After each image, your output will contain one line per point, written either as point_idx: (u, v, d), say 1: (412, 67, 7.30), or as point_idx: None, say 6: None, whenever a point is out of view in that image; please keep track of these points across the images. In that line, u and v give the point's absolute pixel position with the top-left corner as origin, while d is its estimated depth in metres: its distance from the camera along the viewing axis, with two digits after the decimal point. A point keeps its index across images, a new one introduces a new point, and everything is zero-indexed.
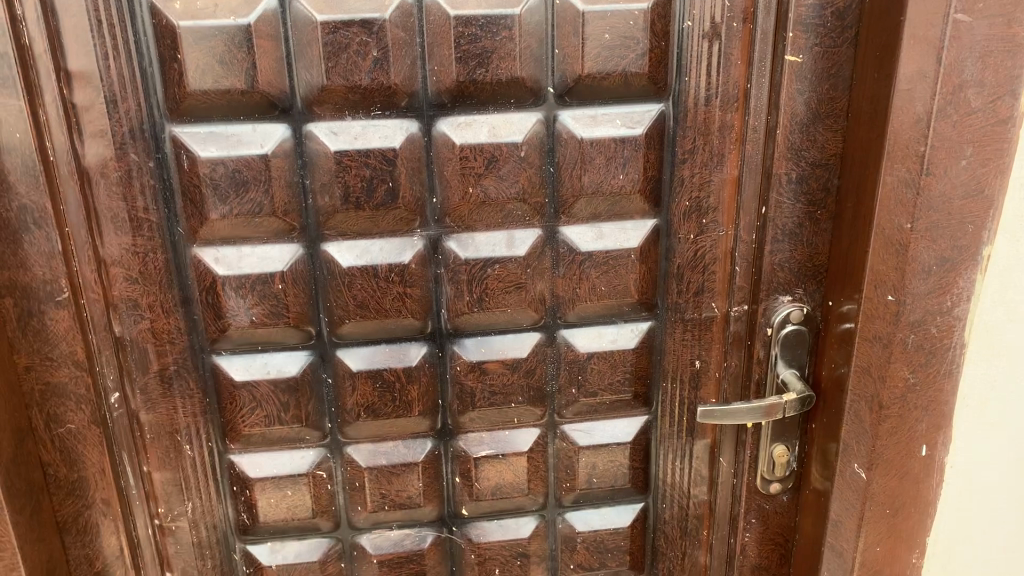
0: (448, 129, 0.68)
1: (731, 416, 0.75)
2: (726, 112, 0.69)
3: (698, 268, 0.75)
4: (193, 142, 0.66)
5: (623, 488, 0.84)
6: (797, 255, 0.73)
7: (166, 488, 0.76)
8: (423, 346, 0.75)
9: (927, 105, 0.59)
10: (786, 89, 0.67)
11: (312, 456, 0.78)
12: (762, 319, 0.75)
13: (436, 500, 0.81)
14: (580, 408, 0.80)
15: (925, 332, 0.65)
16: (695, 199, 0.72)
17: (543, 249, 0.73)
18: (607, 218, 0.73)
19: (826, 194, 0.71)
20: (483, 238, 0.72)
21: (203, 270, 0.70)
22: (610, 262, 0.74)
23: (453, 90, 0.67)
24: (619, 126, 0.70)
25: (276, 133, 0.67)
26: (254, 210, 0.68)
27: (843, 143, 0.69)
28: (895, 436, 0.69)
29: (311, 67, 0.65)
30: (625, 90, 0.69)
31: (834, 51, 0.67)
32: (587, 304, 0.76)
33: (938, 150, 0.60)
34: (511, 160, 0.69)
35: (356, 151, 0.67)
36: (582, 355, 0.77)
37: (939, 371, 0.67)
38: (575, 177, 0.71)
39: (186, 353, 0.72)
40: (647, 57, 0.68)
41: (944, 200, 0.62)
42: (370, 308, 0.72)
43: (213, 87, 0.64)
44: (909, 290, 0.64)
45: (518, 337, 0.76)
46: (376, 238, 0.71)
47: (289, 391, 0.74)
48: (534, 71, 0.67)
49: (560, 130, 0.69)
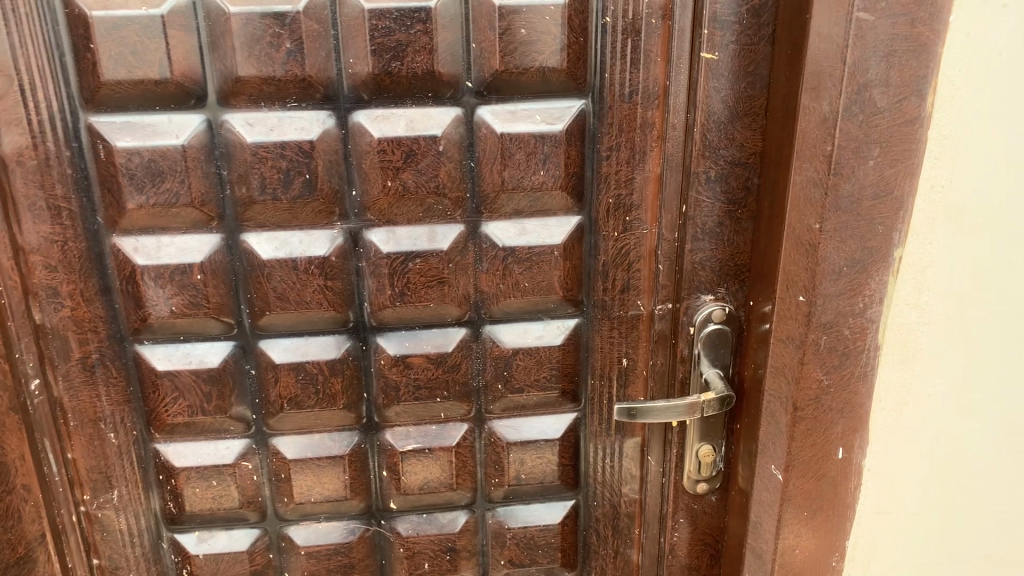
0: (365, 121, 0.68)
1: (656, 411, 0.74)
2: (647, 109, 0.69)
3: (623, 265, 0.74)
4: (109, 132, 0.67)
5: (552, 484, 0.83)
6: (719, 254, 0.73)
7: (91, 475, 0.76)
8: (346, 338, 0.75)
9: (833, 103, 0.59)
10: (703, 87, 0.67)
11: (236, 447, 0.78)
12: (685, 318, 0.75)
13: (363, 493, 0.82)
14: (507, 404, 0.79)
15: (837, 334, 0.65)
16: (618, 196, 0.72)
17: (465, 245, 0.73)
18: (530, 215, 0.73)
19: (746, 193, 0.71)
20: (404, 232, 0.72)
21: (122, 259, 0.70)
22: (533, 258, 0.74)
23: (369, 82, 0.67)
24: (538, 122, 0.70)
25: (191, 123, 0.67)
26: (170, 200, 0.68)
27: (763, 142, 0.69)
28: (810, 439, 0.68)
29: (225, 58, 0.65)
30: (544, 86, 0.69)
31: (752, 49, 0.66)
32: (511, 300, 0.75)
33: (846, 149, 0.60)
34: (430, 154, 0.69)
35: (272, 142, 0.68)
36: (507, 351, 0.77)
37: (854, 373, 0.67)
38: (495, 173, 0.70)
39: (107, 342, 0.73)
40: (565, 53, 0.68)
41: (852, 200, 0.61)
42: (290, 300, 0.72)
43: (126, 77, 0.65)
44: (821, 291, 0.63)
45: (443, 331, 0.76)
46: (296, 230, 0.71)
47: (211, 381, 0.75)
48: (451, 65, 0.67)
49: (480, 125, 0.69)
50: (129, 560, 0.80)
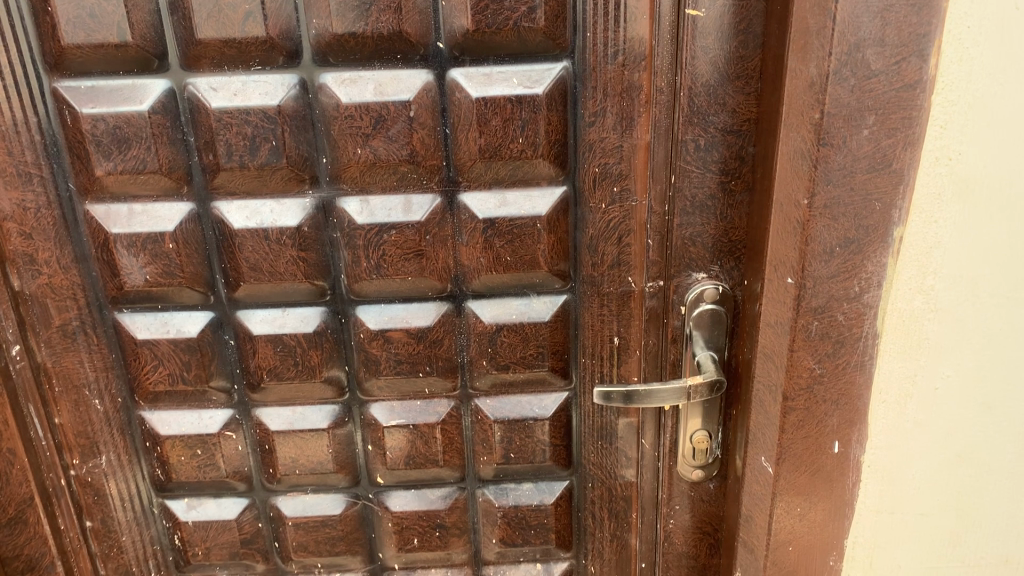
0: (332, 83, 0.65)
1: (651, 397, 0.69)
2: (633, 71, 0.63)
3: (613, 239, 0.69)
4: (74, 97, 0.65)
5: (545, 465, 0.79)
6: (711, 230, 0.68)
7: (79, 440, 0.77)
8: (324, 311, 0.73)
9: (821, 66, 0.53)
10: (688, 47, 0.62)
11: (220, 416, 0.77)
12: (676, 297, 0.70)
13: (349, 467, 0.80)
14: (493, 380, 0.76)
15: (830, 320, 0.59)
16: (603, 164, 0.67)
17: (443, 216, 0.70)
18: (511, 184, 0.69)
19: (740, 163, 0.65)
20: (378, 202, 0.69)
21: (96, 227, 0.69)
22: (514, 230, 0.69)
23: (333, 44, 0.64)
24: (515, 85, 0.65)
25: (155, 88, 0.65)
26: (138, 167, 0.67)
27: (757, 107, 0.63)
28: (801, 429, 0.63)
29: (184, 20, 0.63)
30: (521, 46, 0.64)
31: (743, 4, 0.60)
32: (493, 274, 0.71)
33: (836, 117, 0.53)
34: (400, 120, 0.66)
35: (236, 108, 0.65)
36: (490, 327, 0.73)
37: (850, 362, 0.61)
38: (471, 141, 0.67)
39: (86, 310, 0.72)
40: (542, 10, 0.63)
41: (844, 173, 0.55)
42: (264, 271, 0.71)
43: (86, 41, 0.63)
44: (810, 272, 0.58)
45: (423, 306, 0.73)
46: (266, 199, 0.69)
47: (189, 351, 0.74)
48: (420, 25, 0.64)
49: (452, 88, 0.65)
50: (121, 524, 0.81)
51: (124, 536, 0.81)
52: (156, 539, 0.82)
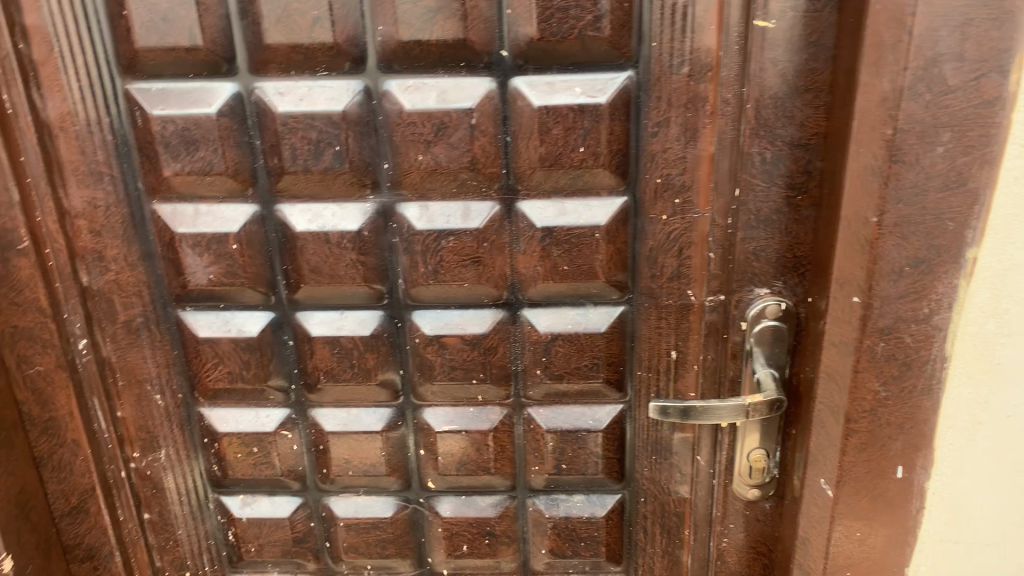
0: (396, 90, 0.65)
1: (708, 414, 0.68)
2: (699, 82, 0.62)
3: (674, 251, 0.68)
4: (145, 99, 0.67)
5: (597, 477, 0.79)
6: (775, 245, 0.66)
7: (139, 434, 0.79)
8: (381, 314, 0.74)
9: (895, 80, 0.51)
10: (756, 58, 0.61)
11: (277, 415, 0.78)
12: (737, 312, 0.69)
13: (401, 471, 0.80)
14: (547, 390, 0.75)
15: (896, 341, 0.58)
16: (666, 175, 0.66)
17: (501, 223, 0.69)
18: (570, 193, 0.68)
19: (807, 177, 0.64)
20: (437, 208, 0.69)
21: (163, 226, 0.71)
22: (573, 239, 0.69)
23: (398, 51, 0.64)
24: (578, 94, 0.65)
25: (223, 92, 0.66)
26: (205, 168, 0.68)
27: (827, 121, 0.62)
28: (863, 453, 0.61)
29: (254, 25, 0.64)
30: (586, 55, 0.64)
31: (815, 16, 0.59)
32: (550, 283, 0.71)
33: (909, 133, 0.52)
34: (462, 127, 0.66)
35: (301, 112, 0.66)
36: (546, 337, 0.73)
37: (917, 386, 0.59)
38: (531, 149, 0.66)
39: (151, 307, 0.74)
40: (607, 20, 0.62)
41: (916, 191, 0.53)
42: (324, 273, 0.71)
43: (158, 44, 0.65)
44: (877, 292, 0.56)
45: (479, 313, 0.73)
46: (329, 203, 0.69)
47: (250, 350, 0.75)
48: (484, 33, 0.63)
49: (514, 96, 0.65)
50: (178, 517, 0.82)
51: (180, 530, 0.83)
52: (211, 534, 0.83)
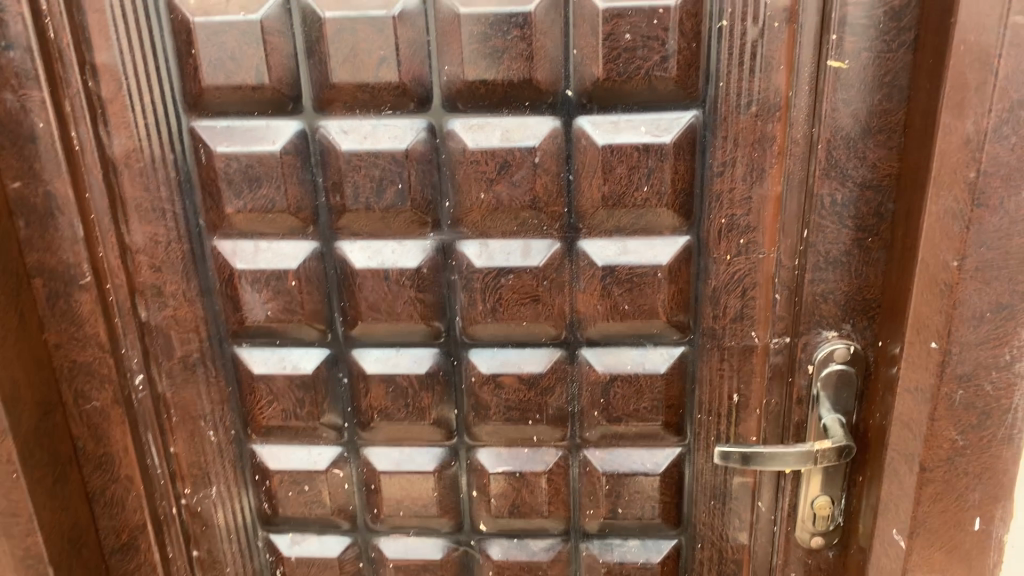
0: (460, 129, 0.65)
1: (775, 460, 0.66)
2: (766, 122, 0.62)
3: (737, 291, 0.67)
4: (209, 136, 0.67)
5: (653, 522, 0.77)
6: (844, 287, 0.65)
7: (191, 470, 0.78)
8: (437, 353, 0.73)
9: (979, 123, 0.50)
10: (829, 99, 0.60)
11: (329, 453, 0.77)
12: (803, 355, 0.67)
13: (453, 512, 0.79)
14: (604, 432, 0.74)
15: (976, 389, 0.56)
16: (730, 216, 0.65)
17: (561, 262, 0.69)
18: (632, 233, 0.67)
19: (878, 219, 0.63)
20: (498, 246, 0.68)
21: (222, 262, 0.71)
22: (634, 279, 0.68)
23: (463, 90, 0.64)
24: (643, 134, 0.64)
25: (287, 130, 0.66)
26: (266, 205, 0.68)
27: (899, 162, 0.61)
28: (939, 503, 0.59)
29: (320, 63, 0.64)
30: (651, 95, 0.63)
31: (889, 56, 0.58)
32: (610, 323, 0.70)
33: (993, 176, 0.51)
34: (525, 166, 0.66)
35: (366, 151, 0.66)
36: (604, 377, 0.72)
37: (996, 435, 0.57)
38: (595, 189, 0.66)
39: (207, 343, 0.73)
40: (675, 60, 0.62)
41: (1000, 236, 0.52)
42: (382, 311, 0.71)
43: (225, 83, 0.65)
44: (957, 337, 0.55)
45: (536, 351, 0.72)
46: (389, 240, 0.69)
47: (304, 388, 0.74)
48: (550, 73, 0.63)
49: (578, 136, 0.65)
50: (227, 555, 0.81)
51: (228, 567, 0.82)
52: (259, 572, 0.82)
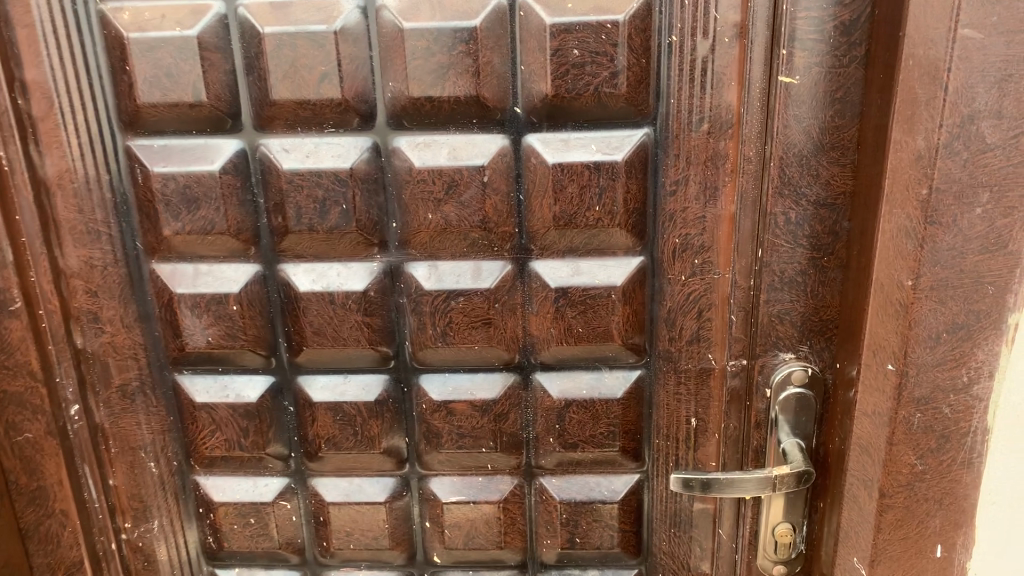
0: (406, 147, 0.63)
1: (733, 487, 0.64)
2: (718, 139, 0.60)
3: (692, 313, 0.66)
4: (146, 156, 0.65)
5: (612, 551, 0.75)
6: (800, 308, 0.63)
7: (131, 503, 0.75)
8: (386, 379, 0.70)
9: (930, 138, 0.49)
10: (781, 115, 0.58)
11: (275, 485, 0.75)
12: (760, 378, 0.65)
13: (405, 544, 0.76)
14: (560, 459, 0.72)
15: (934, 412, 0.54)
16: (684, 235, 0.64)
17: (513, 284, 0.67)
18: (585, 253, 0.65)
19: (833, 238, 0.61)
20: (447, 267, 0.66)
21: (161, 286, 0.68)
22: (588, 300, 0.66)
23: (408, 107, 0.62)
24: (594, 152, 0.62)
25: (227, 148, 0.64)
26: (206, 227, 0.66)
27: (853, 180, 0.59)
28: (900, 530, 0.57)
29: (260, 80, 0.62)
30: (601, 112, 0.62)
31: (840, 71, 0.57)
32: (564, 346, 0.68)
33: (945, 194, 0.49)
34: (473, 185, 0.64)
35: (308, 170, 0.64)
36: (559, 403, 0.69)
37: (956, 460, 0.56)
38: (545, 208, 0.64)
39: (147, 370, 0.71)
40: (624, 76, 0.60)
41: (954, 254, 0.51)
42: (328, 335, 0.68)
43: (161, 100, 0.63)
44: (914, 359, 0.53)
45: (489, 377, 0.70)
46: (334, 262, 0.67)
47: (248, 417, 0.71)
48: (498, 89, 0.62)
49: (528, 154, 0.63)
50: None
51: None
52: None
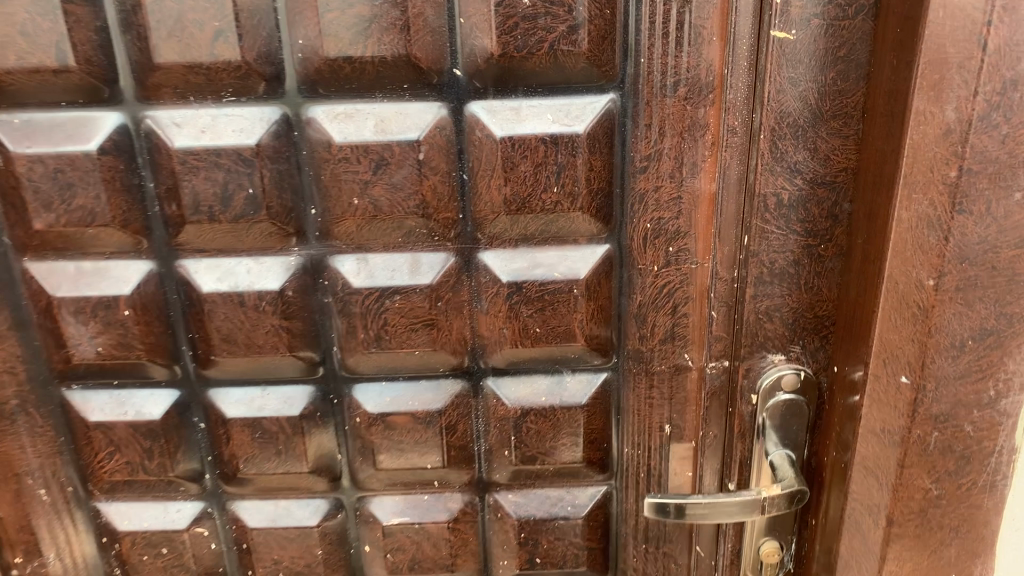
0: (323, 118, 0.53)
1: (714, 512, 0.55)
2: (697, 106, 0.51)
3: (666, 308, 0.56)
4: (5, 134, 0.53)
5: (577, 572, 0.66)
6: (791, 303, 0.54)
7: (21, 537, 0.64)
8: (312, 391, 0.60)
9: (962, 109, 0.40)
10: (772, 79, 0.48)
11: (189, 510, 0.64)
12: (745, 383, 0.56)
13: (343, 571, 0.66)
14: (517, 473, 0.63)
15: (954, 431, 0.46)
16: (657, 219, 0.54)
17: (458, 279, 0.57)
18: (543, 242, 0.56)
19: (831, 222, 0.51)
20: (379, 261, 0.56)
21: (36, 288, 0.57)
22: (546, 297, 0.57)
23: (324, 70, 0.51)
24: (549, 123, 0.52)
25: (105, 123, 0.53)
26: (84, 219, 0.55)
27: (857, 154, 0.49)
28: (910, 563, 0.49)
29: (139, 39, 0.51)
30: (558, 75, 0.52)
31: (844, 24, 0.46)
32: (518, 349, 0.58)
33: (979, 175, 0.41)
34: (406, 164, 0.53)
35: (204, 148, 0.53)
36: (514, 412, 0.60)
37: (977, 483, 0.48)
38: (494, 190, 0.54)
39: (27, 386, 0.60)
40: (584, 31, 0.50)
41: (984, 249, 0.42)
42: (239, 343, 0.58)
43: (18, 66, 0.51)
44: (934, 371, 0.45)
45: (433, 385, 0.60)
46: (242, 256, 0.56)
47: (151, 436, 0.61)
48: (432, 48, 0.51)
49: (472, 126, 0.53)
50: None
51: None
52: None
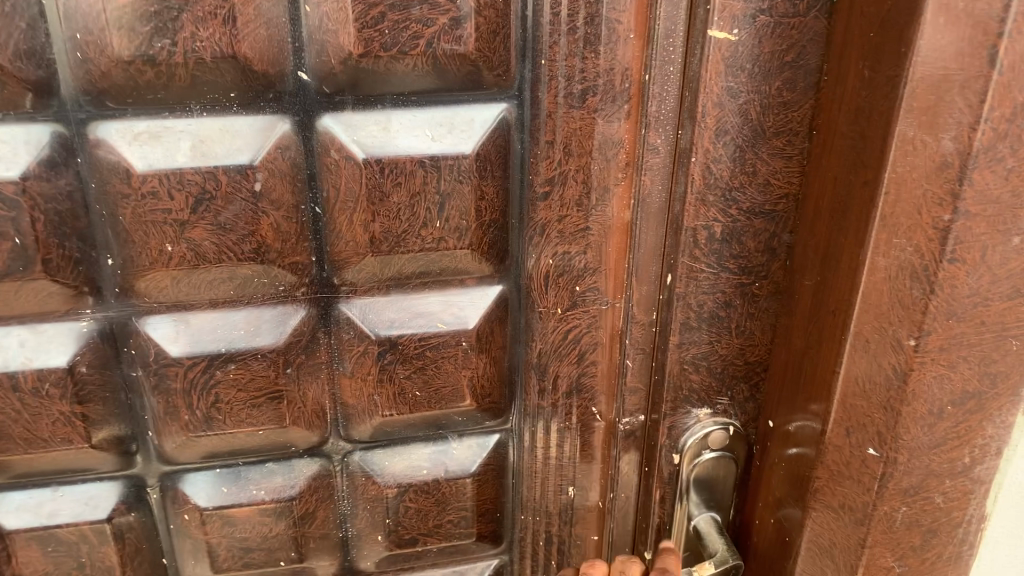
0: (119, 139, 0.39)
1: None
2: (610, 119, 0.41)
3: (571, 357, 0.47)
4: None
5: None
6: (720, 351, 0.45)
7: None
8: (122, 487, 0.46)
9: (961, 138, 0.32)
10: (709, 90, 0.38)
11: None
12: (664, 441, 0.47)
13: None
14: (393, 559, 0.52)
15: (924, 504, 0.40)
16: (561, 253, 0.44)
17: (313, 336, 0.45)
18: (420, 288, 0.45)
19: (769, 257, 0.43)
20: (205, 322, 0.43)
21: None
22: (427, 355, 0.46)
23: (117, 75, 0.37)
24: (427, 141, 0.41)
25: None
26: None
27: (801, 178, 0.41)
28: None
29: None
30: (437, 80, 0.40)
31: (795, 23, 0.38)
32: (392, 418, 0.47)
33: (978, 218, 0.33)
34: (237, 198, 0.40)
35: None
36: (388, 490, 0.49)
37: (942, 555, 0.41)
38: (358, 227, 0.42)
39: None
40: (471, 25, 0.39)
41: (976, 302, 0.35)
42: (15, 437, 0.43)
43: None
44: (908, 444, 0.37)
45: (283, 468, 0.48)
46: (12, 325, 0.41)
47: None
48: (269, 46, 0.38)
49: (325, 146, 0.41)
50: None
51: None
52: None
